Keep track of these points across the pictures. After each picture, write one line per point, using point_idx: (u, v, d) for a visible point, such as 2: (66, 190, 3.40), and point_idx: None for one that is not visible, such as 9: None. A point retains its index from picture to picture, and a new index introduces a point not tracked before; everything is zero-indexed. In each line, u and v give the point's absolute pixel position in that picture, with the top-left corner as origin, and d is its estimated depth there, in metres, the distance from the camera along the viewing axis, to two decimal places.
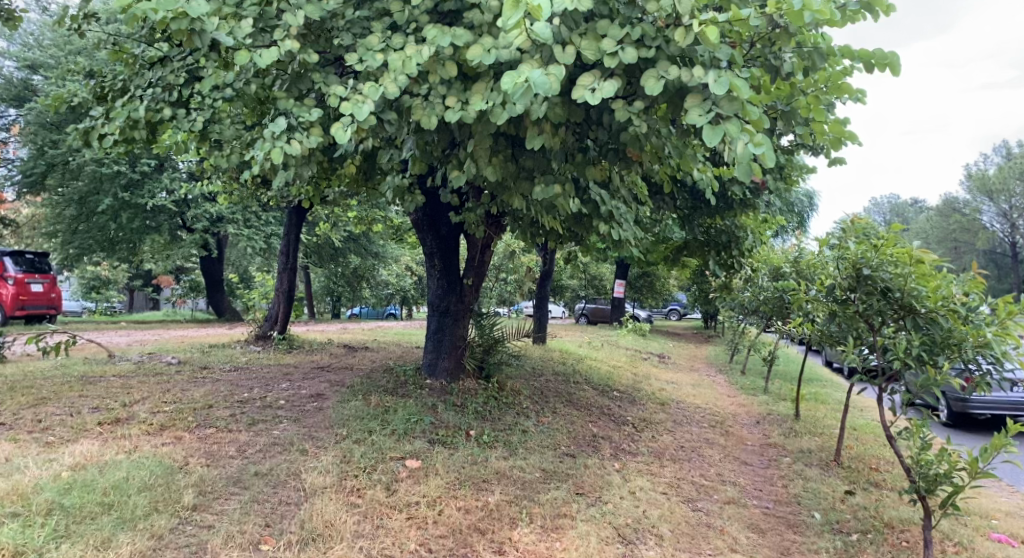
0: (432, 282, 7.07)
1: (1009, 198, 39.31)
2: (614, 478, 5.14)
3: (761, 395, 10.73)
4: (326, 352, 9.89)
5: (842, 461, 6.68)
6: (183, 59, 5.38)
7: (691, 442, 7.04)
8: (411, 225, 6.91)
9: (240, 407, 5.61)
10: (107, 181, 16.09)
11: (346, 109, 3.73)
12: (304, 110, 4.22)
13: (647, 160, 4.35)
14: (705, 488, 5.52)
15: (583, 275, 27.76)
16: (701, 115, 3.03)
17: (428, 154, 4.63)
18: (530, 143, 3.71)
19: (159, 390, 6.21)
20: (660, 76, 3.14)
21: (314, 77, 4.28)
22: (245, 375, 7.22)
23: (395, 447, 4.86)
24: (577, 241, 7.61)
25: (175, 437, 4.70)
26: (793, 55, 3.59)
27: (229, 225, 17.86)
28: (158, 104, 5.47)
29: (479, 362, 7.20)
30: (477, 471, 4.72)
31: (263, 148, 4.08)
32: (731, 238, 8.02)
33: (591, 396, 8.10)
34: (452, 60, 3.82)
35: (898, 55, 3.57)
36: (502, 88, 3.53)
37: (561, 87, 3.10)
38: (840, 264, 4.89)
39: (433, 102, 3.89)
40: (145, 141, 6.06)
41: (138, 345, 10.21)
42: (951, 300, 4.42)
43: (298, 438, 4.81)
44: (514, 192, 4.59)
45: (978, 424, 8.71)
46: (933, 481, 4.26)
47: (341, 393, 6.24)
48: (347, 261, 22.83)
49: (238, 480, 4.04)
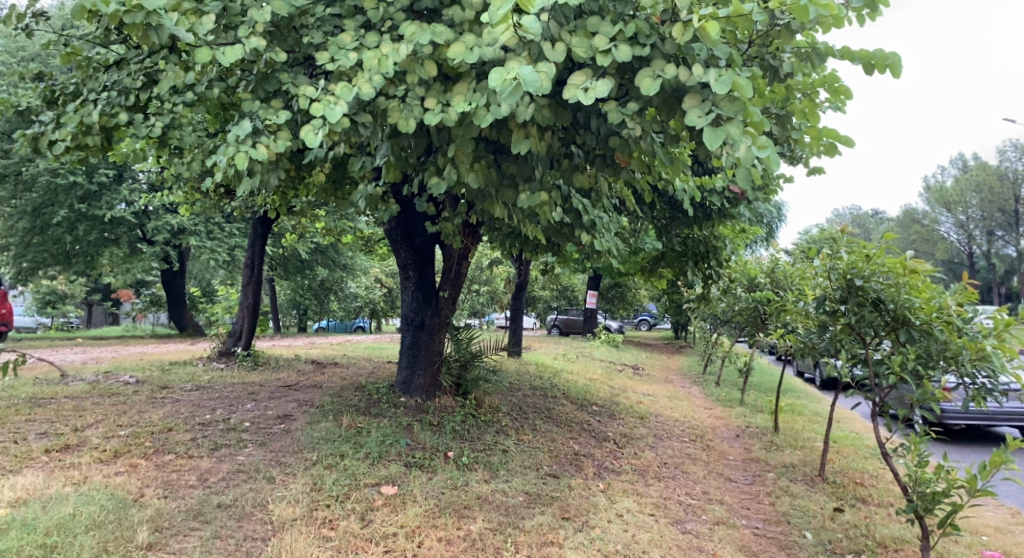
0: (407, 294, 6.82)
1: (965, 210, 40.36)
2: (600, 501, 4.89)
3: (738, 406, 10.63)
4: (293, 369, 9.49)
5: (826, 476, 6.54)
6: (142, 61, 5.09)
7: (674, 458, 6.85)
8: (385, 235, 6.66)
9: (202, 430, 5.23)
10: (62, 192, 15.53)
11: (317, 110, 3.48)
12: (271, 112, 3.93)
13: (636, 167, 4.16)
14: (694, 508, 5.32)
15: (555, 286, 27.65)
16: (701, 116, 2.86)
17: (404, 160, 4.42)
18: (516, 147, 3.50)
19: (114, 412, 5.78)
20: (657, 75, 2.96)
21: (282, 78, 3.98)
22: (208, 395, 6.83)
23: (369, 473, 4.56)
24: (554, 252, 7.41)
25: (131, 465, 4.32)
26: (791, 55, 3.49)
27: (191, 238, 17.34)
28: (113, 109, 5.11)
29: (455, 378, 6.93)
30: (457, 497, 4.45)
31: (226, 153, 3.77)
32: (708, 249, 7.86)
33: (570, 412, 7.87)
34: (431, 59, 3.57)
35: (899, 55, 3.45)
36: (486, 88, 3.31)
37: (552, 86, 2.90)
38: (832, 274, 4.87)
39: (411, 105, 3.65)
40: (99, 148, 5.67)
41: (93, 363, 9.68)
42: (946, 311, 4.35)
43: (265, 465, 4.47)
44: (496, 201, 4.37)
45: (979, 436, 8.46)
46: (932, 500, 4.15)
47: (311, 413, 5.90)
48: (315, 273, 22.35)
49: (198, 514, 3.69)
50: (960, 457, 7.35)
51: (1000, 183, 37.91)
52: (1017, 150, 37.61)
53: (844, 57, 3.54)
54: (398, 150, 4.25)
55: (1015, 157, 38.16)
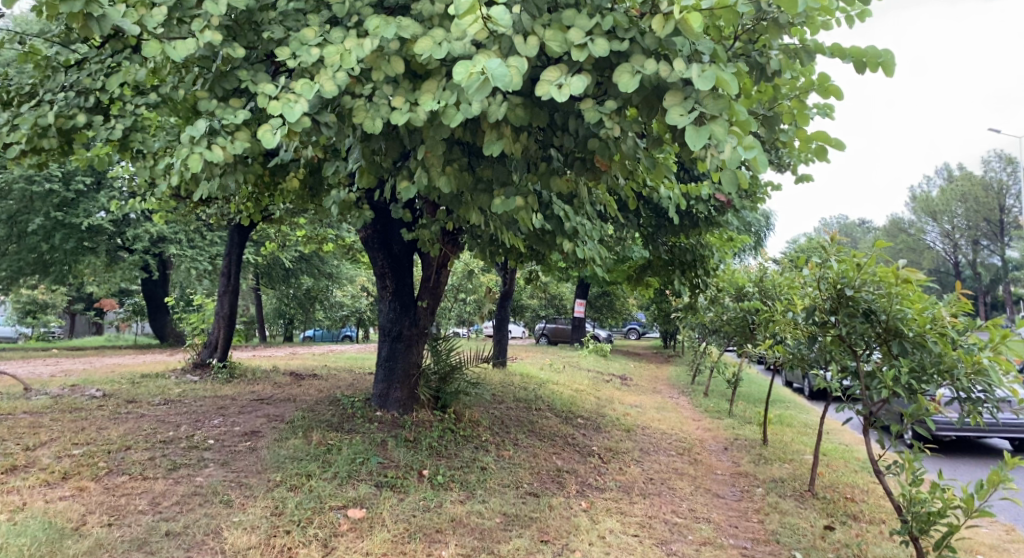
0: (384, 304, 6.56)
1: (950, 219, 40.56)
2: (581, 521, 4.65)
3: (727, 418, 10.43)
4: (269, 381, 9.20)
5: (816, 492, 6.34)
6: (102, 61, 4.83)
7: (660, 473, 6.63)
8: (361, 242, 6.45)
9: (162, 448, 4.96)
10: (38, 200, 15.24)
11: (275, 109, 3.25)
12: (230, 112, 3.69)
13: (617, 171, 3.95)
14: (679, 528, 5.10)
15: (543, 295, 27.49)
16: (683, 114, 2.66)
17: (376, 164, 4.20)
18: (488, 149, 3.28)
19: (70, 429, 5.48)
20: (636, 71, 2.76)
21: (241, 75, 3.74)
22: (176, 410, 6.53)
23: (336, 494, 4.31)
24: (537, 261, 7.20)
25: (78, 489, 4.04)
26: (779, 53, 3.29)
27: (170, 246, 17.04)
28: (71, 110, 4.82)
29: (434, 391, 6.67)
30: (429, 520, 4.19)
31: (179, 155, 3.53)
32: (695, 258, 7.66)
33: (554, 425, 7.63)
34: (398, 55, 3.35)
35: (892, 52, 3.25)
36: (456, 85, 3.09)
37: (523, 81, 2.70)
38: (822, 284, 4.68)
39: (377, 103, 3.42)
40: (58, 153, 5.36)
41: (62, 376, 9.34)
42: (940, 323, 4.15)
43: (224, 487, 4.20)
44: (471, 206, 4.16)
45: (973, 449, 8.29)
46: (927, 521, 3.95)
47: (279, 429, 5.64)
48: (300, 282, 22.06)
49: (144, 544, 3.42)
50: (958, 472, 7.15)
51: (985, 193, 38.30)
52: (1001, 160, 37.97)
53: (834, 55, 3.36)
54: (368, 153, 4.03)
55: (998, 167, 38.54)
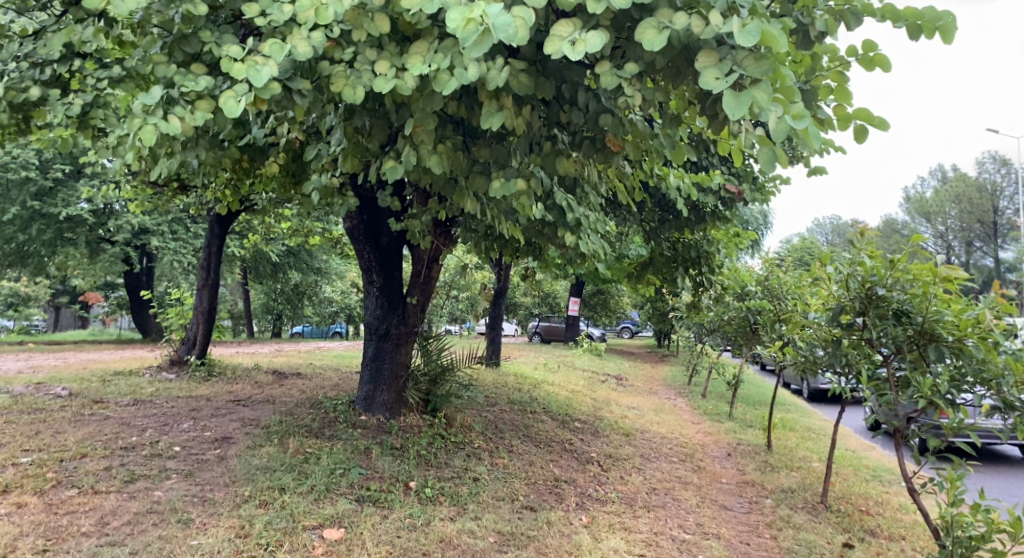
0: (370, 300, 6.12)
1: (944, 220, 40.22)
2: (583, 539, 4.21)
3: (727, 422, 10.03)
4: (250, 380, 8.72)
5: (829, 503, 5.94)
6: (58, 27, 4.37)
7: (663, 483, 6.21)
8: (347, 233, 6.04)
9: (122, 456, 4.51)
10: (14, 188, 14.71)
11: (238, 72, 2.80)
12: (191, 78, 3.24)
13: (629, 152, 3.52)
14: (688, 545, 4.68)
15: (538, 292, 27.07)
16: (719, 78, 2.24)
17: (360, 144, 3.78)
18: (486, 121, 2.83)
19: (24, 433, 5.01)
20: (664, 27, 2.33)
21: (204, 36, 3.31)
22: (144, 412, 6.05)
23: (311, 511, 3.88)
24: (534, 256, 6.78)
25: (16, 505, 3.59)
26: (824, 14, 2.88)
27: (153, 238, 16.50)
28: (24, 82, 4.33)
29: (423, 394, 6.19)
30: (414, 542, 3.75)
31: (131, 126, 3.08)
32: (700, 255, 7.18)
33: (549, 430, 7.19)
34: (383, 12, 2.88)
35: (954, 14, 2.80)
36: (449, 47, 2.64)
37: (531, 35, 2.26)
38: (850, 283, 4.31)
39: (359, 69, 2.97)
40: (12, 130, 4.89)
41: (30, 373, 8.81)
42: (983, 325, 3.73)
43: (184, 504, 3.76)
44: (466, 192, 3.72)
45: (1000, 461, 8.00)
46: (970, 547, 3.54)
47: (253, 435, 5.19)
48: (288, 277, 21.52)
49: None
50: (1000, 494, 6.63)
51: (980, 195, 38.27)
52: (995, 162, 38.07)
53: (885, 18, 2.90)
54: (351, 131, 3.59)
55: (993, 168, 38.64)
